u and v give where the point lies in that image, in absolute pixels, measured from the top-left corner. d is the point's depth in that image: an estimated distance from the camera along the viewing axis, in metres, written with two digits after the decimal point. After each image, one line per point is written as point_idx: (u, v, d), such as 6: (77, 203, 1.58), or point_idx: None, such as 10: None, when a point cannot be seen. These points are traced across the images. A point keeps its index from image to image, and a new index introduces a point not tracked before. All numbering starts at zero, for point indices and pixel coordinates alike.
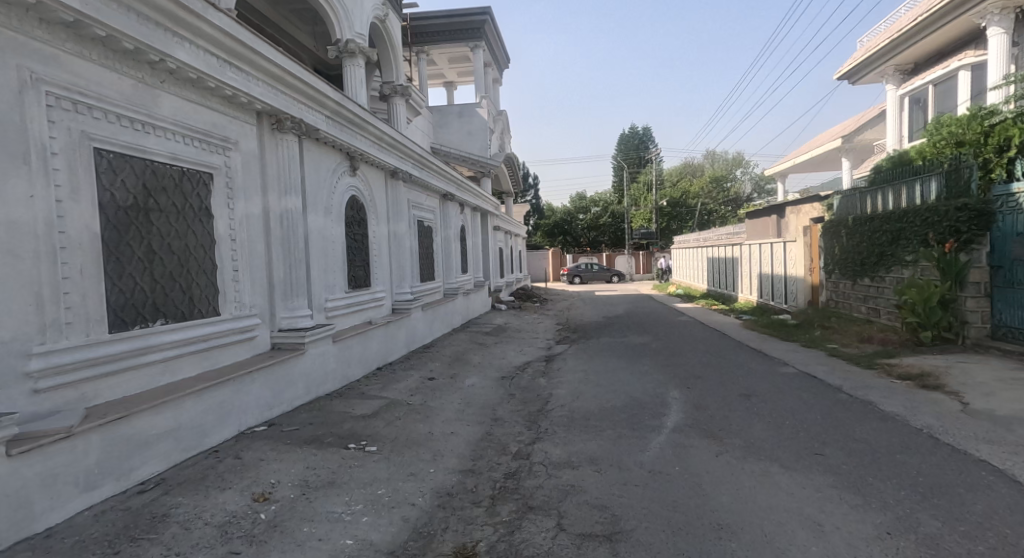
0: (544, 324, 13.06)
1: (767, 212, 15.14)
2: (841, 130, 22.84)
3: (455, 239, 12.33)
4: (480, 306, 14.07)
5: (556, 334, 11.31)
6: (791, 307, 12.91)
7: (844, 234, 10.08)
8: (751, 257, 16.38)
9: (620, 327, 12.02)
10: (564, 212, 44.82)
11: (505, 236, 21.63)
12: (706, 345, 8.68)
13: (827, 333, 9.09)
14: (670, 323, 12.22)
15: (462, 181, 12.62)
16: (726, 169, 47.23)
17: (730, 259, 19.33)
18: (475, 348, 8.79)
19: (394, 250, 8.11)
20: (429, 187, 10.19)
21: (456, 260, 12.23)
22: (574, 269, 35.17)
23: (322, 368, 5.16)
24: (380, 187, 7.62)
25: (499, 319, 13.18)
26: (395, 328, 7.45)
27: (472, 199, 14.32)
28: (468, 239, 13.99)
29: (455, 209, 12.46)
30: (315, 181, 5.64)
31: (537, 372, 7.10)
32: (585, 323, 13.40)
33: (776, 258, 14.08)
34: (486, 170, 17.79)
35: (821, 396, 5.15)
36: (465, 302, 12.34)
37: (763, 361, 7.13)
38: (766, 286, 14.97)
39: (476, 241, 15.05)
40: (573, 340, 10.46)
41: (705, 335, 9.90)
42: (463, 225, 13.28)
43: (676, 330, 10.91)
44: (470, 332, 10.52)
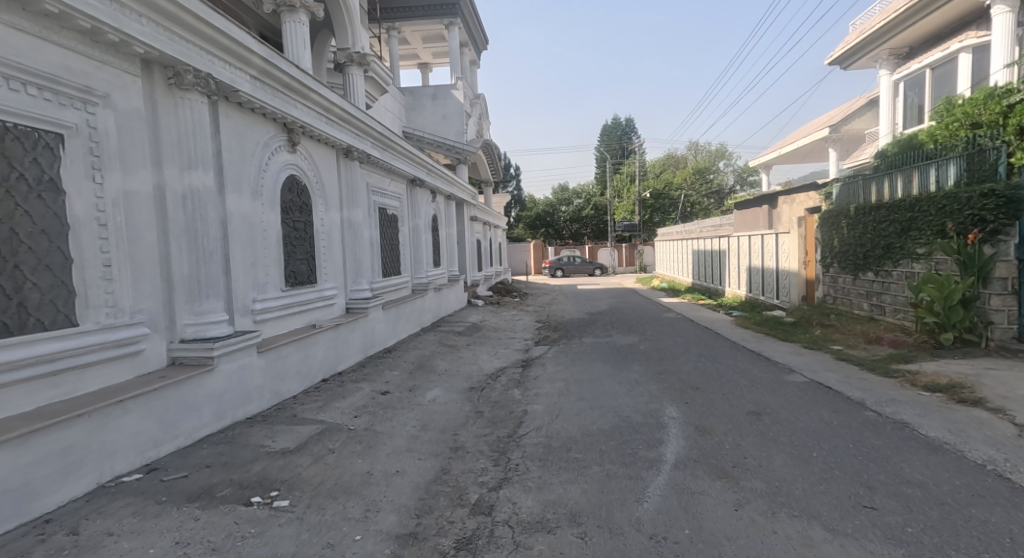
0: (523, 321, 12.17)
1: (758, 202, 14.41)
2: (828, 120, 22.31)
3: (425, 229, 11.35)
4: (455, 303, 13.12)
5: (536, 332, 10.44)
6: (785, 302, 12.21)
7: (845, 225, 9.34)
8: (740, 250, 15.68)
9: (603, 325, 11.19)
10: (546, 204, 43.97)
11: (484, 227, 20.68)
12: (698, 346, 7.89)
13: (828, 332, 8.38)
14: (657, 320, 11.44)
15: (434, 167, 11.59)
16: (710, 161, 46.75)
17: (717, 251, 18.66)
18: (444, 351, 7.86)
19: (350, 241, 7.10)
20: (395, 172, 9.16)
21: (426, 253, 11.23)
22: (556, 262, 34.38)
23: (242, 386, 4.18)
24: (330, 168, 6.59)
25: (475, 316, 12.26)
26: (349, 331, 6.47)
27: (446, 187, 13.34)
28: (441, 230, 13.00)
29: (426, 198, 11.45)
30: (238, 156, 4.61)
31: (512, 381, 6.21)
32: (567, 320, 12.55)
33: (768, 251, 13.36)
34: (462, 157, 16.79)
35: (844, 414, 4.34)
36: (438, 298, 11.38)
37: (765, 366, 6.35)
38: (756, 280, 14.28)
39: (451, 232, 14.07)
40: (554, 340, 9.59)
41: (696, 335, 9.12)
42: (435, 215, 12.30)
43: (664, 328, 10.12)
44: (441, 332, 9.59)
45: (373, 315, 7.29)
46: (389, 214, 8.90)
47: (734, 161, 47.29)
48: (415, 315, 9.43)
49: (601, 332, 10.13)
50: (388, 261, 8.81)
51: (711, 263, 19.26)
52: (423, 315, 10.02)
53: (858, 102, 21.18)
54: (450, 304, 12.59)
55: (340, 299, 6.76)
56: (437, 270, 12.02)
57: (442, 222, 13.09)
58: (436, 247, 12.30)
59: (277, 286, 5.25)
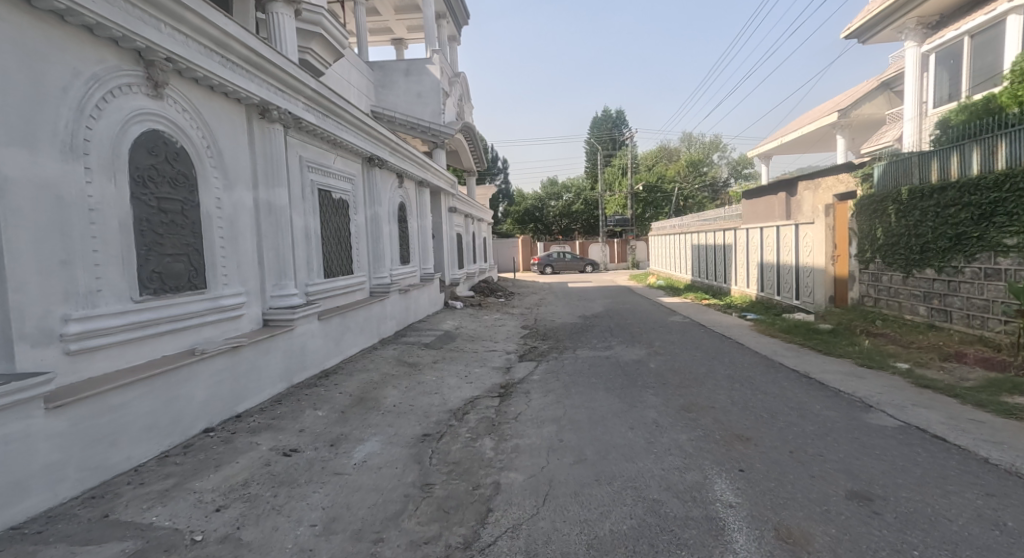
0: (507, 327, 10.48)
1: (772, 190, 12.83)
2: (834, 105, 20.89)
3: (389, 220, 9.61)
4: (427, 306, 11.37)
5: (521, 343, 8.77)
6: (809, 303, 10.65)
7: (891, 213, 7.74)
8: (750, 244, 14.09)
9: (600, 332, 9.54)
10: (535, 199, 42.36)
11: (466, 220, 18.94)
12: (723, 364, 6.26)
13: (881, 344, 6.82)
14: (662, 326, 9.81)
15: (398, 147, 9.84)
16: (704, 153, 45.40)
17: (720, 246, 17.11)
18: (401, 374, 6.14)
19: (270, 232, 5.34)
20: (342, 147, 7.39)
21: (388, 249, 9.48)
22: (546, 258, 32.77)
23: (3, 473, 2.46)
24: (236, 130, 4.83)
25: (452, 323, 10.55)
26: (261, 354, 4.72)
27: (418, 172, 11.62)
28: (411, 222, 11.24)
29: (389, 184, 9.70)
30: (29, 84, 2.90)
31: (483, 423, 4.52)
32: (558, 325, 10.90)
33: (786, 245, 11.78)
34: (440, 141, 15.07)
35: (1005, 496, 2.72)
36: (404, 301, 9.64)
37: (824, 396, 4.74)
38: (771, 279, 12.70)
39: (424, 225, 12.30)
40: (542, 352, 7.91)
41: (715, 345, 7.52)
42: (403, 204, 10.57)
43: (673, 337, 8.50)
44: (404, 344, 7.86)
45: (302, 329, 5.53)
46: (332, 198, 7.14)
47: (728, 153, 45.96)
48: (370, 325, 7.69)
49: (597, 341, 8.49)
50: (333, 258, 7.06)
51: (714, 259, 17.71)
52: (383, 324, 8.28)
53: (867, 85, 19.75)
54: (421, 308, 10.85)
55: (250, 309, 5.01)
56: (403, 270, 10.28)
57: (412, 212, 11.34)
58: (402, 241, 10.54)
59: (126, 295, 3.48)
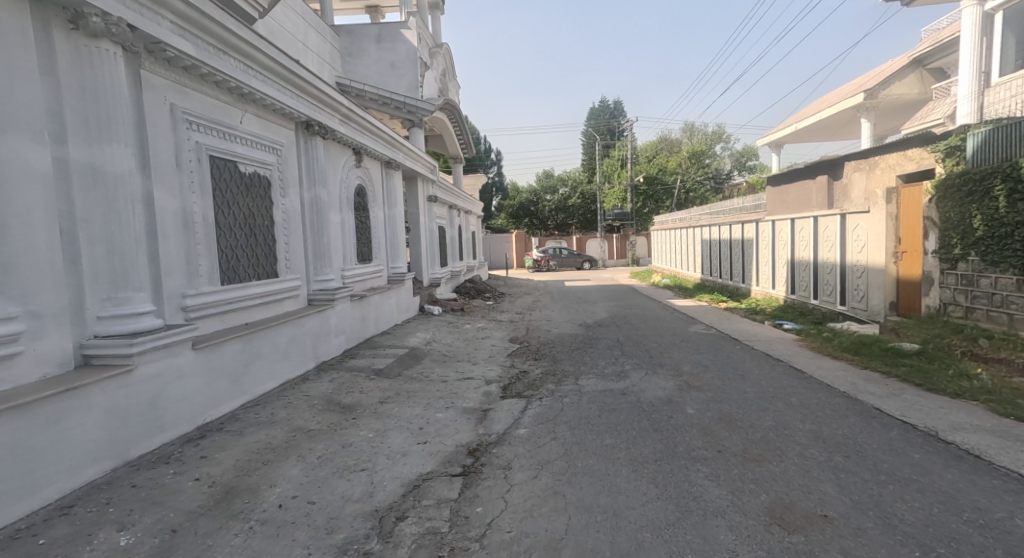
0: (491, 341, 8.52)
1: (805, 174, 10.92)
2: (857, 86, 19.02)
3: (339, 208, 7.61)
4: (395, 313, 9.41)
5: (507, 365, 6.83)
6: (862, 310, 8.76)
7: (1001, 197, 5.83)
8: (777, 239, 12.20)
9: (606, 348, 7.61)
10: (529, 193, 40.53)
11: (451, 212, 16.95)
12: (795, 411, 4.32)
13: (1005, 376, 4.92)
14: (684, 341, 7.87)
15: (353, 116, 7.79)
16: (706, 144, 43.57)
17: (737, 241, 15.23)
18: (323, 429, 4.16)
19: (96, 214, 3.65)
20: (254, 101, 5.39)
21: (338, 245, 7.49)
22: (541, 254, 30.84)
23: None
24: (8, 51, 3.17)
25: (424, 335, 8.58)
26: (35, 429, 2.76)
27: (385, 149, 9.64)
28: (374, 212, 9.26)
29: (339, 163, 7.68)
30: None
31: (424, 552, 2.56)
32: (553, 336, 8.95)
33: (828, 240, 9.90)
34: (417, 120, 13.09)
35: None
36: (360, 310, 7.65)
37: (1003, 489, 2.84)
38: (805, 279, 10.82)
39: (394, 216, 10.29)
40: (534, 381, 5.97)
41: (766, 375, 5.58)
42: (361, 187, 8.60)
43: (703, 358, 6.59)
44: (349, 373, 5.88)
45: (154, 369, 3.54)
46: (239, 171, 5.13)
47: (731, 144, 44.11)
48: (302, 347, 5.71)
49: (605, 363, 6.57)
50: (240, 256, 5.08)
51: (729, 256, 15.84)
52: (323, 344, 6.29)
53: (895, 63, 17.85)
54: (386, 317, 8.86)
55: (43, 343, 3.31)
56: (361, 269, 8.29)
57: (376, 200, 9.34)
58: (361, 235, 8.55)
59: None
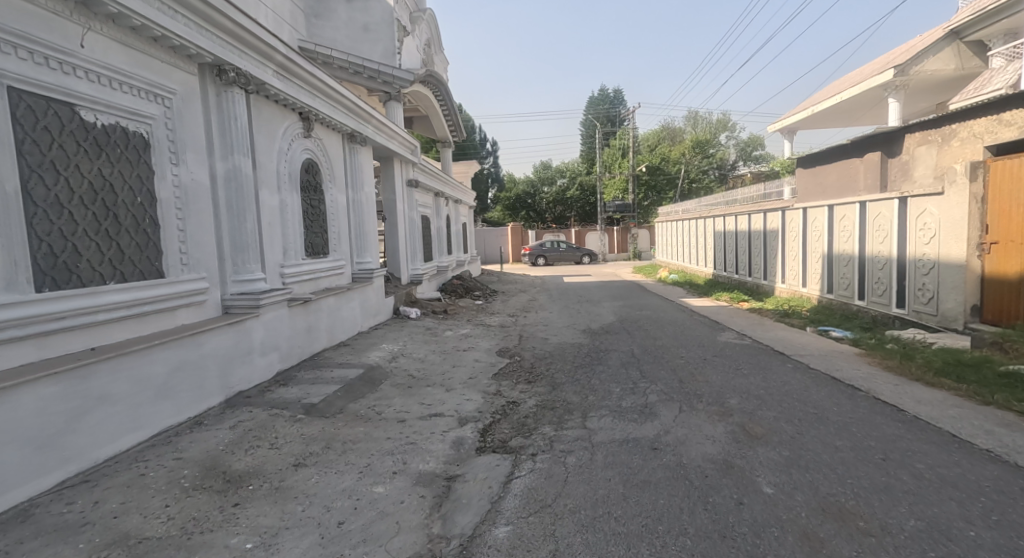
0: (475, 356, 6.87)
1: (849, 151, 9.27)
2: (884, 64, 17.46)
3: (274, 186, 5.93)
4: (358, 318, 7.75)
5: (491, 393, 5.20)
6: (930, 314, 7.17)
7: None
8: (814, 229, 10.58)
9: (620, 367, 5.99)
10: (527, 184, 38.88)
11: (437, 201, 15.26)
12: (938, 496, 2.71)
13: None
14: (718, 357, 6.25)
15: (293, 70, 6.09)
16: (711, 133, 41.90)
17: (758, 233, 13.66)
18: (171, 533, 2.54)
19: None
20: (115, 20, 3.67)
21: (271, 234, 5.81)
22: (537, 248, 29.20)
23: None
24: None
25: (392, 348, 6.93)
26: None
27: (347, 119, 7.96)
28: (331, 194, 7.60)
29: (275, 129, 5.98)
30: None
31: None
32: (552, 348, 7.31)
33: (879, 229, 8.34)
34: (394, 92, 11.55)
35: None
36: (305, 317, 5.98)
37: None
38: (849, 277, 9.23)
39: (360, 201, 8.62)
40: (525, 422, 4.36)
41: (853, 416, 3.96)
42: (312, 163, 6.93)
43: (751, 384, 4.97)
44: (267, 410, 4.22)
45: None
46: (79, 119, 3.41)
47: (736, 133, 42.46)
48: (199, 377, 4.06)
49: (621, 394, 4.94)
50: (80, 247, 3.39)
51: (749, 249, 14.25)
52: (239, 368, 4.63)
53: (928, 37, 16.25)
54: (345, 324, 7.19)
55: None
56: (307, 264, 6.62)
57: (333, 180, 7.65)
58: (311, 221, 6.86)
59: None
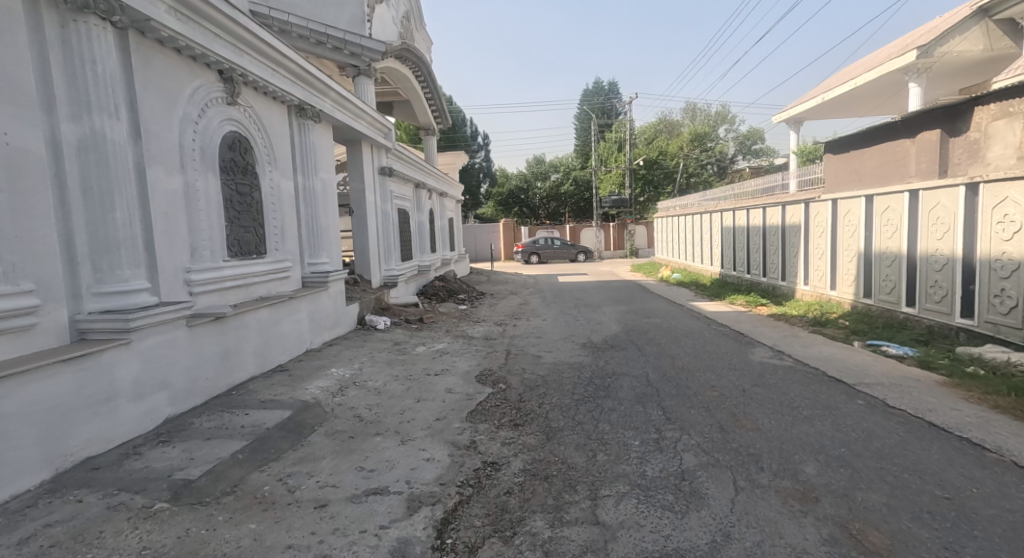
0: (449, 384, 5.45)
1: (897, 131, 7.89)
2: (904, 45, 16.09)
3: (175, 164, 4.43)
4: (306, 332, 6.28)
5: (462, 449, 3.78)
6: (1012, 328, 5.85)
7: None
8: (848, 224, 9.22)
9: (635, 403, 4.59)
10: (520, 178, 37.43)
11: (419, 193, 13.80)
12: None
13: None
14: (759, 387, 4.86)
15: (204, 10, 4.56)
16: (709, 125, 40.55)
17: (775, 228, 12.30)
18: None
19: None
20: None
21: (168, 229, 4.32)
22: (531, 245, 27.84)
23: None
24: None
25: (343, 374, 5.47)
26: None
27: (293, 86, 6.43)
28: (272, 178, 6.09)
29: (175, 89, 4.47)
30: None
31: None
32: (546, 372, 5.89)
33: (937, 223, 7.00)
34: (365, 66, 10.05)
35: None
36: (218, 338, 4.50)
37: None
38: (894, 279, 7.91)
39: (314, 188, 7.11)
40: (507, 509, 2.95)
41: (1011, 509, 2.58)
42: (241, 138, 5.42)
43: (823, 437, 3.57)
44: (108, 496, 2.77)
45: None
46: None
47: (735, 126, 41.31)
48: None
49: (643, 452, 3.53)
50: None
51: (764, 247, 12.90)
52: (87, 423, 3.15)
53: (955, 15, 14.88)
54: (284, 342, 5.71)
55: None
56: (228, 268, 5.12)
57: (274, 161, 6.14)
58: (239, 213, 5.35)
59: None
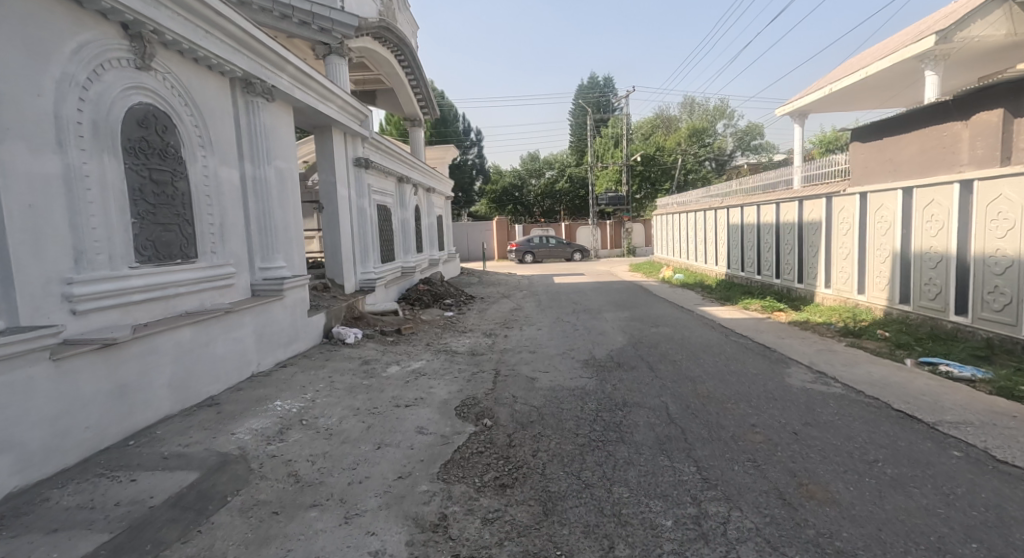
0: (421, 421, 4.39)
1: (948, 112, 6.87)
2: (920, 32, 15.11)
3: (49, 140, 3.34)
4: (251, 352, 5.18)
5: (426, 535, 2.73)
6: None
7: None
8: (879, 221, 8.21)
9: (658, 453, 3.56)
10: (514, 176, 36.31)
11: (402, 188, 12.69)
12: None
13: None
14: (814, 428, 3.81)
15: None
16: (707, 121, 39.63)
17: (790, 226, 11.31)
18: None
19: None
20: None
21: (36, 227, 3.23)
22: (525, 244, 26.75)
23: None
24: None
25: (288, 408, 4.39)
26: None
27: (235, 54, 5.33)
28: (208, 164, 5.00)
29: (47, 42, 3.36)
30: None
31: None
32: (542, 401, 4.84)
33: (998, 219, 6.00)
34: (337, 44, 8.97)
35: None
36: (109, 371, 3.41)
37: None
38: (940, 284, 6.92)
39: (265, 179, 5.98)
40: None
41: None
42: (158, 112, 4.31)
43: (930, 521, 2.55)
44: None
45: None
46: None
47: (734, 121, 40.28)
48: None
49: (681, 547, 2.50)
50: None
51: (778, 246, 11.91)
52: None
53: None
54: (218, 367, 4.61)
55: None
56: (137, 277, 4.03)
57: (209, 145, 5.03)
58: (155, 208, 4.25)
59: None
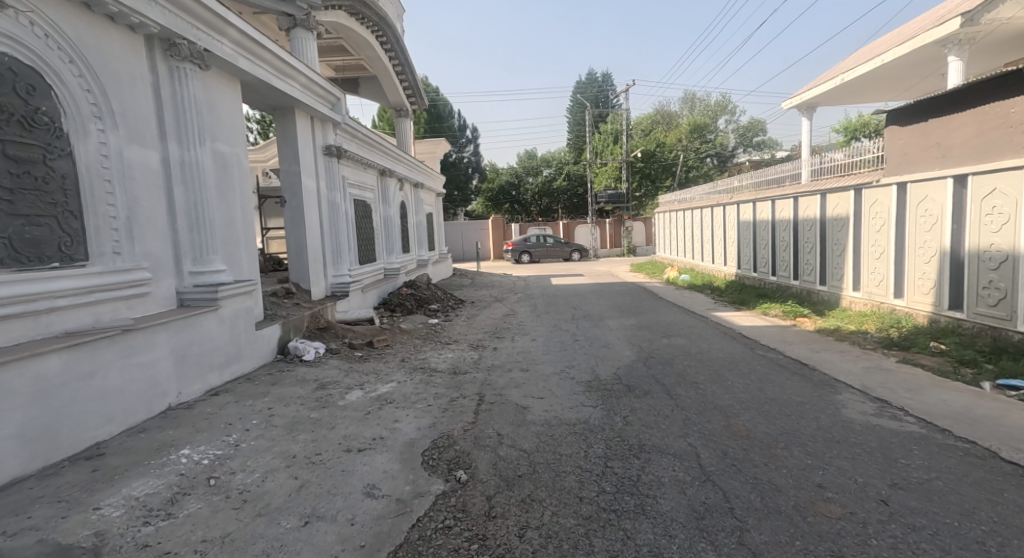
0: (374, 477, 3.32)
1: (1015, 85, 5.82)
2: (941, 15, 14.05)
3: None
4: (166, 380, 4.11)
5: None
6: None
7: None
8: (923, 215, 7.17)
9: (697, 539, 2.52)
10: (512, 173, 35.06)
11: (385, 181, 11.60)
12: None
13: None
14: (908, 495, 2.75)
15: None
16: (708, 117, 38.62)
17: (810, 221, 10.26)
18: None
19: None
20: None
21: None
22: (522, 243, 25.64)
23: None
24: None
25: (198, 459, 3.32)
26: None
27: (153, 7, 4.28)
28: (110, 141, 3.96)
29: None
30: None
31: None
32: (536, 443, 3.78)
33: None
34: (303, 15, 7.91)
35: None
36: None
37: None
38: (1004, 288, 5.89)
39: (198, 164, 4.93)
40: None
41: None
42: (18, 67, 3.31)
43: None
44: None
45: None
46: None
47: (736, 117, 39.24)
48: None
49: None
50: None
51: (795, 244, 10.85)
52: None
53: None
54: (111, 403, 3.54)
55: None
56: None
57: (112, 117, 3.99)
58: (11, 194, 3.23)
59: None
